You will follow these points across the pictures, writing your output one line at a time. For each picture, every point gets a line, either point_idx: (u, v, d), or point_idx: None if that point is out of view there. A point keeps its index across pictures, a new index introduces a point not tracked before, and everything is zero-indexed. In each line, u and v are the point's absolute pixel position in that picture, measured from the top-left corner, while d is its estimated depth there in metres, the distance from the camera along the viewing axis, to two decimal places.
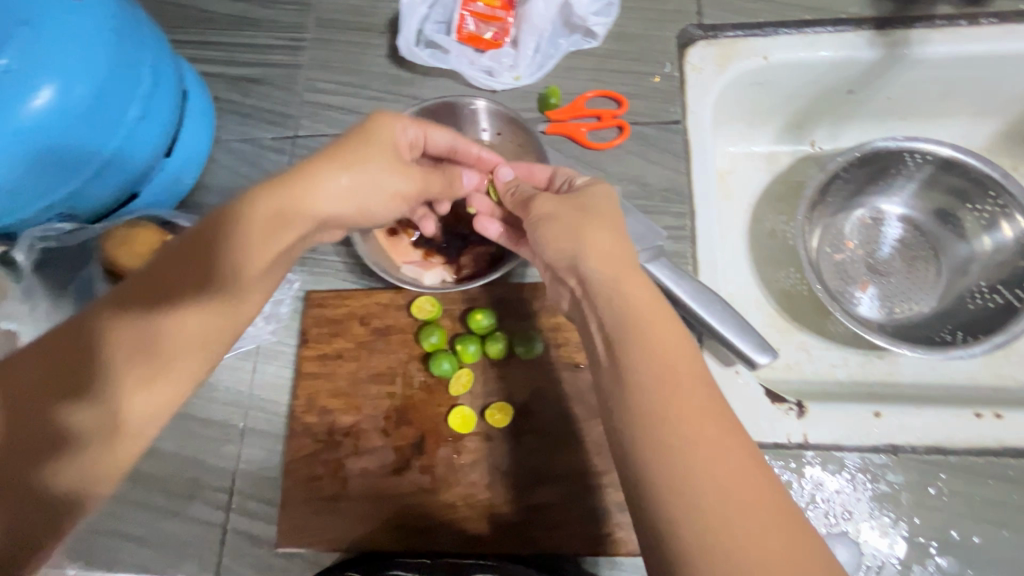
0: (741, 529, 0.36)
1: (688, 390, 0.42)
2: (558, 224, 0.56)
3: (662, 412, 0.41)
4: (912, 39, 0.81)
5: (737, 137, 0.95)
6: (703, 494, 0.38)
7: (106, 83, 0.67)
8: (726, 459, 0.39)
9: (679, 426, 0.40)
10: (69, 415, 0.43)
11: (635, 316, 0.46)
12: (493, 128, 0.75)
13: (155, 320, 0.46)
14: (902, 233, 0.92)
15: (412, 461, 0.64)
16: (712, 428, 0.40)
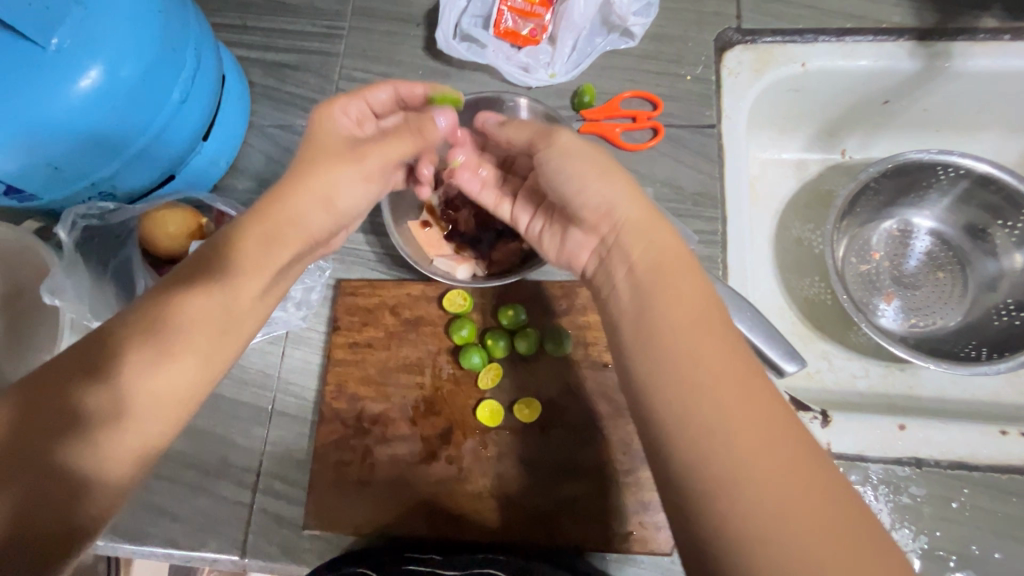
0: (780, 500, 0.36)
1: (711, 355, 0.41)
2: (581, 163, 0.53)
3: (688, 383, 0.41)
4: (954, 52, 0.81)
5: (768, 143, 0.95)
6: (733, 463, 0.38)
7: (153, 65, 0.68)
8: (756, 401, 0.40)
9: (709, 395, 0.40)
10: (86, 399, 0.44)
11: (662, 278, 0.46)
12: (531, 125, 0.76)
13: (169, 305, 0.49)
14: (931, 247, 0.92)
15: (440, 451, 0.65)
16: (744, 397, 0.40)
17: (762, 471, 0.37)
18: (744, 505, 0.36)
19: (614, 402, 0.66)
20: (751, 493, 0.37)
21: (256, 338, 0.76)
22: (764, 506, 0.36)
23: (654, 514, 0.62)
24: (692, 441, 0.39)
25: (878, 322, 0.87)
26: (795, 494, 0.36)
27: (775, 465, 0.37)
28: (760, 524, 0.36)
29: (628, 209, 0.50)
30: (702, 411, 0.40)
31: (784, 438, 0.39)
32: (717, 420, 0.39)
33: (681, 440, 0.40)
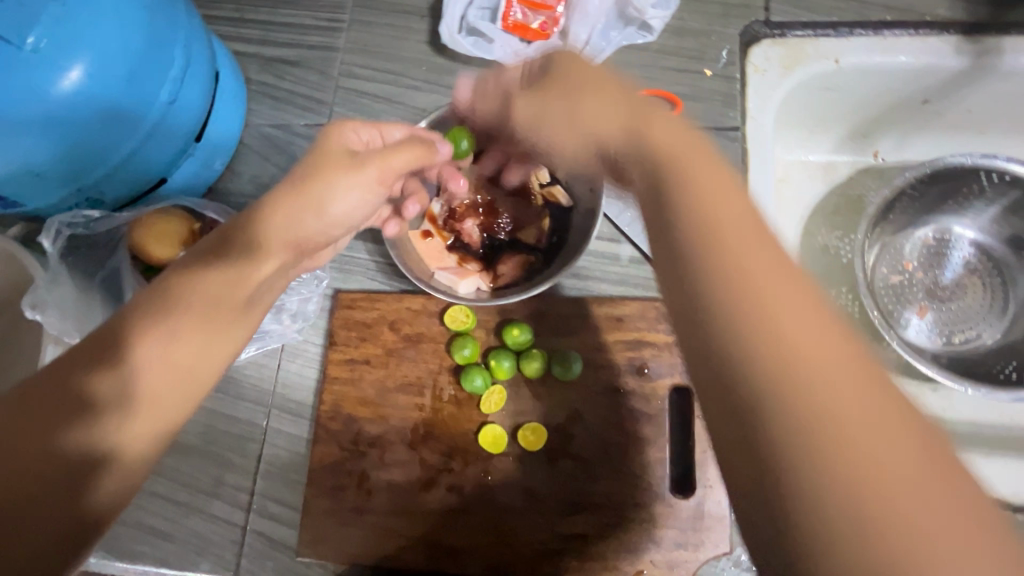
0: (920, 521, 0.26)
1: (785, 296, 0.31)
2: (593, 100, 0.46)
3: (770, 344, 0.30)
4: (1005, 48, 0.74)
5: (795, 144, 0.88)
6: (848, 448, 0.27)
7: (139, 65, 0.64)
8: (848, 394, 0.28)
9: (790, 344, 0.30)
10: (94, 380, 0.41)
11: (697, 206, 0.36)
12: None
13: (182, 285, 0.46)
14: (970, 258, 0.86)
15: (439, 478, 0.62)
16: (830, 355, 0.30)
17: (883, 467, 0.27)
18: (857, 482, 0.27)
19: (626, 429, 0.61)
20: (861, 490, 0.26)
21: (250, 351, 0.72)
22: (892, 519, 0.26)
23: (668, 552, 0.58)
24: (781, 411, 0.29)
25: (907, 337, 0.82)
26: (929, 499, 0.26)
27: (892, 456, 0.27)
28: (895, 563, 0.25)
29: (671, 144, 0.40)
30: (784, 340, 0.30)
31: (907, 435, 0.28)
32: (804, 360, 0.29)
33: (772, 430, 0.29)
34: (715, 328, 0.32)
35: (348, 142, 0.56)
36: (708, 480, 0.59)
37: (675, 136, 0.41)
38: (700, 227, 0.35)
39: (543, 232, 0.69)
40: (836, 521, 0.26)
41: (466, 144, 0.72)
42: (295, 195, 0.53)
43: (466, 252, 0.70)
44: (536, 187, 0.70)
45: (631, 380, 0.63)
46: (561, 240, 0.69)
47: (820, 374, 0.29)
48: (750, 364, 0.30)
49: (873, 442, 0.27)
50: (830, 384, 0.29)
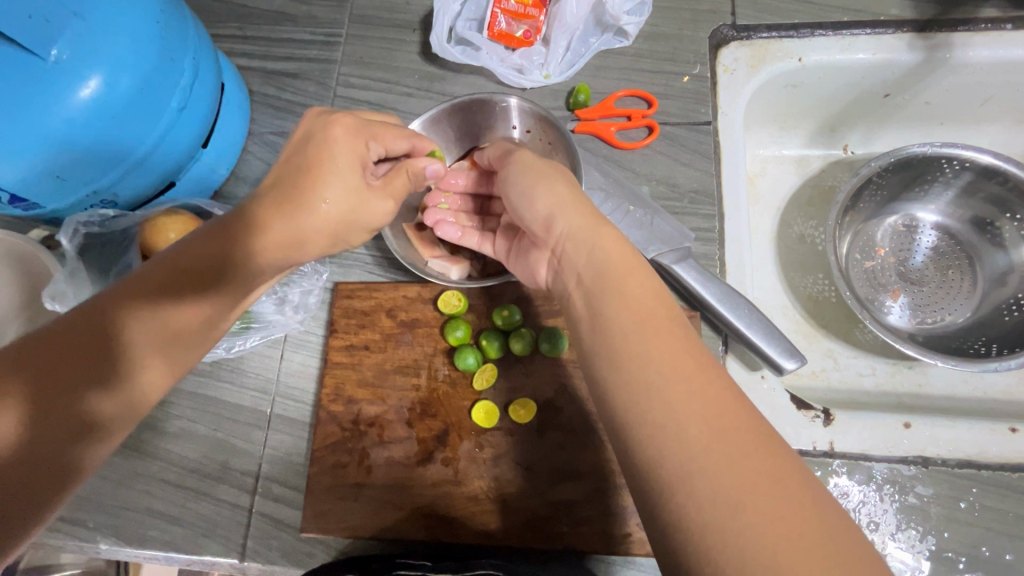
0: (761, 496, 0.35)
1: (664, 342, 0.43)
2: (534, 173, 0.59)
3: (655, 376, 0.42)
4: (955, 43, 0.79)
5: (767, 139, 0.94)
6: (713, 446, 0.37)
7: (152, 74, 0.69)
8: (710, 400, 0.40)
9: (667, 374, 0.41)
10: (95, 401, 0.47)
11: (608, 276, 0.49)
12: (523, 126, 0.75)
13: (170, 307, 0.51)
14: (937, 242, 0.90)
15: (435, 454, 0.65)
16: (699, 383, 0.41)
17: (736, 461, 0.37)
18: (715, 472, 0.36)
19: None
20: (721, 476, 0.36)
21: (254, 341, 0.76)
22: (739, 497, 0.35)
23: None
24: (662, 422, 0.39)
25: (883, 320, 0.86)
26: (765, 484, 0.36)
27: (740, 452, 0.37)
28: (753, 526, 0.34)
29: (573, 212, 0.54)
30: (663, 374, 0.41)
31: (751, 439, 0.38)
32: (673, 386, 0.41)
33: (659, 439, 0.39)
34: (620, 363, 0.44)
35: (362, 153, 0.57)
36: None
37: (589, 215, 0.54)
38: (608, 292, 0.48)
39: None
40: (699, 499, 0.36)
41: (454, 143, 0.78)
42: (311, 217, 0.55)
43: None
44: None
45: None
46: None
47: (687, 398, 0.40)
48: (638, 389, 0.42)
49: (727, 443, 0.37)
50: (695, 404, 0.39)
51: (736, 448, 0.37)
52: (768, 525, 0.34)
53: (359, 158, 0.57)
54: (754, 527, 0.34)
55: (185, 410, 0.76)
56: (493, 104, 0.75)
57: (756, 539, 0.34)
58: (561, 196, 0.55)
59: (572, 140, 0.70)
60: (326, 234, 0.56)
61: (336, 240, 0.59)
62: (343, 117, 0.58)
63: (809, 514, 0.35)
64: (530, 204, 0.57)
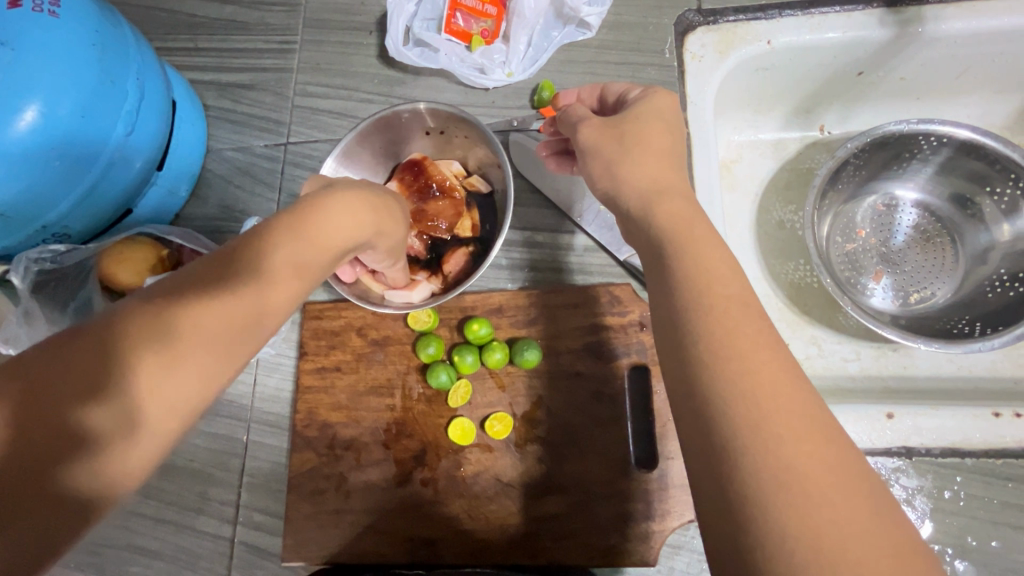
0: (814, 481, 0.33)
1: (754, 341, 0.38)
2: (603, 150, 0.51)
3: (732, 368, 0.37)
4: (926, 16, 0.77)
5: (742, 124, 0.91)
6: (785, 460, 0.34)
7: (92, 99, 0.66)
8: (803, 427, 0.35)
9: (761, 390, 0.36)
10: (86, 411, 0.35)
11: (695, 269, 0.42)
12: (436, 127, 0.72)
13: (171, 301, 0.39)
14: (918, 220, 0.89)
15: (414, 474, 0.64)
16: (789, 409, 0.36)
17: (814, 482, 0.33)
18: (803, 510, 0.32)
19: (590, 410, 0.64)
20: (812, 512, 0.32)
21: None
22: (821, 492, 0.33)
23: (636, 525, 0.60)
24: (741, 410, 0.36)
25: (865, 303, 0.85)
26: (844, 497, 0.33)
27: (793, 395, 0.36)
28: (829, 552, 0.31)
29: (639, 200, 0.48)
30: (746, 354, 0.38)
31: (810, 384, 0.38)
32: (755, 346, 0.38)
33: (718, 404, 0.37)
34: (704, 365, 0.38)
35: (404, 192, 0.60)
36: (669, 452, 0.62)
37: (692, 211, 0.47)
38: (710, 301, 0.40)
39: (475, 222, 0.74)
40: (786, 531, 0.32)
41: (378, 162, 0.75)
42: (377, 198, 0.53)
43: (413, 264, 0.73)
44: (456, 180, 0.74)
45: (590, 364, 0.65)
46: (493, 224, 0.74)
47: (769, 404, 0.36)
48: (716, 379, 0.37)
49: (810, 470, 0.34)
50: (764, 384, 0.36)
51: (805, 454, 0.34)
52: (810, 494, 0.33)
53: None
54: (802, 478, 0.33)
55: None
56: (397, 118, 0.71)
57: (793, 500, 0.33)
58: (659, 178, 0.49)
59: (485, 127, 0.67)
60: (383, 222, 0.53)
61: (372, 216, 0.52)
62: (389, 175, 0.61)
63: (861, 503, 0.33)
64: (645, 170, 0.49)
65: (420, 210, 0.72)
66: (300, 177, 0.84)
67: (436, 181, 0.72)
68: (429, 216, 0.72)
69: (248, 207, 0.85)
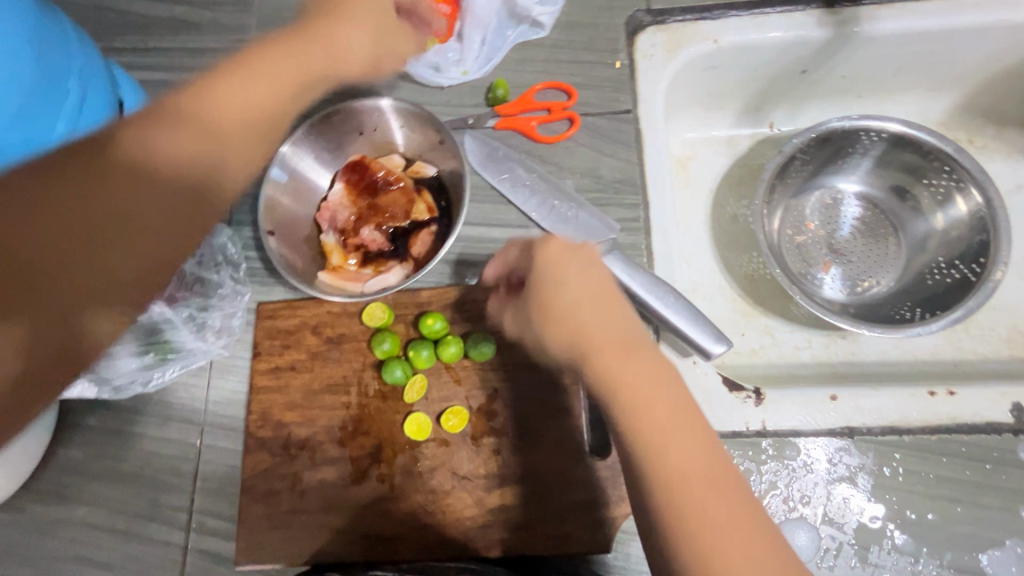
0: (717, 522, 0.45)
1: (681, 453, 0.47)
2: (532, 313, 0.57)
3: (648, 440, 0.48)
4: (861, 16, 0.80)
5: (694, 122, 0.94)
6: (692, 512, 0.46)
7: (31, 97, 0.64)
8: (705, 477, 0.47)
9: (672, 453, 0.47)
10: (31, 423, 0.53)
11: (607, 355, 0.51)
12: (371, 124, 0.74)
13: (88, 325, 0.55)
14: (862, 212, 0.93)
15: (370, 471, 0.64)
16: (697, 466, 0.47)
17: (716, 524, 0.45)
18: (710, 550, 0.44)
19: (546, 402, 0.64)
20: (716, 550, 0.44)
21: (175, 371, 0.72)
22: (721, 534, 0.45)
23: (592, 513, 0.61)
24: (685, 511, 0.46)
25: (817, 293, 0.88)
26: (739, 531, 0.45)
27: (696, 450, 0.48)
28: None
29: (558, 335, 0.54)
30: (659, 428, 0.48)
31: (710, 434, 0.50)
32: (684, 448, 0.48)
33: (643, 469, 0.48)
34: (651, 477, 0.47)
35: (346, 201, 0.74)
36: None
37: (611, 312, 0.54)
38: (642, 427, 0.48)
39: (429, 203, 0.73)
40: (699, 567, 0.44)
41: (325, 164, 0.75)
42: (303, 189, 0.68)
43: (380, 257, 0.73)
44: (400, 171, 0.75)
45: None
46: (447, 199, 0.74)
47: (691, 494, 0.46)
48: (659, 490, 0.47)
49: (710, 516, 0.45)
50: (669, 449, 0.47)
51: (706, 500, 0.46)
52: (715, 535, 0.45)
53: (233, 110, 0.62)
54: (721, 546, 0.44)
55: (107, 448, 0.72)
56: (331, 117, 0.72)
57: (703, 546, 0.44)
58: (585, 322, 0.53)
59: (425, 108, 0.70)
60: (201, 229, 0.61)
61: (250, 155, 0.64)
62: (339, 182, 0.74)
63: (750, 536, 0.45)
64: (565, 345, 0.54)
65: (373, 205, 0.73)
66: None
67: (379, 175, 0.73)
68: (381, 209, 0.73)
69: None
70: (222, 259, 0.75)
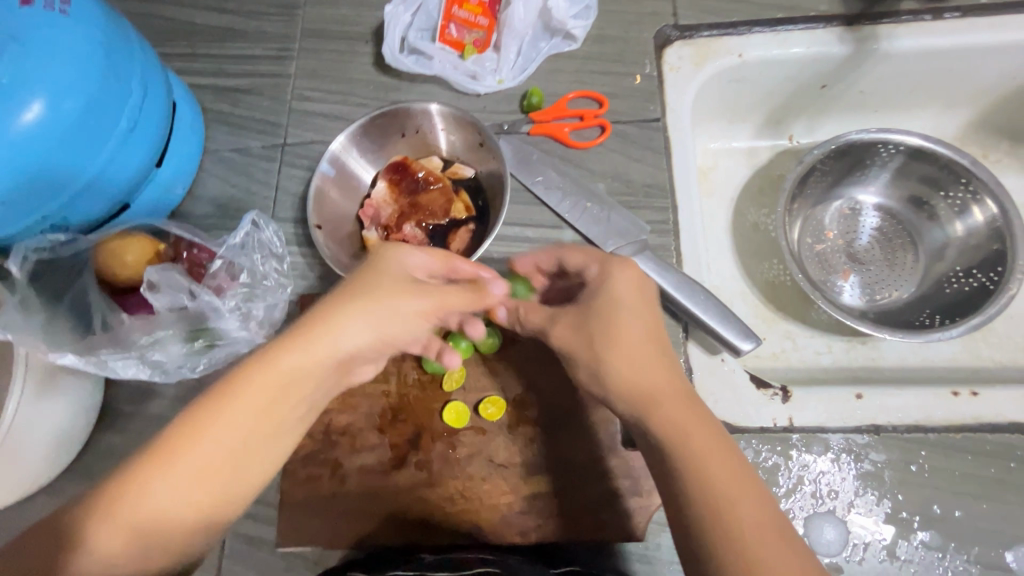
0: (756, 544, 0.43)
1: (738, 502, 0.45)
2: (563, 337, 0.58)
3: (678, 443, 0.48)
4: (881, 35, 0.84)
5: (717, 133, 0.98)
6: (730, 526, 0.44)
7: (96, 96, 0.67)
8: (735, 488, 0.46)
9: (699, 456, 0.47)
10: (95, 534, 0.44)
11: (629, 363, 0.53)
12: (412, 128, 0.78)
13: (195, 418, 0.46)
14: (880, 222, 0.95)
15: (409, 458, 0.66)
16: (724, 471, 0.46)
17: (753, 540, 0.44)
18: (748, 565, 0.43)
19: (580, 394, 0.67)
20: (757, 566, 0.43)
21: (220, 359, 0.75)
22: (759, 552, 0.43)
23: (625, 502, 0.63)
24: (750, 572, 0.43)
25: (837, 300, 0.90)
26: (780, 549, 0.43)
27: (725, 457, 0.47)
28: None
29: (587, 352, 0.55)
30: (685, 432, 0.49)
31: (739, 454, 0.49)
32: (735, 499, 0.45)
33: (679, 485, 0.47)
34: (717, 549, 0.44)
35: (400, 261, 0.56)
36: None
37: (637, 327, 0.55)
38: (712, 496, 0.46)
39: (468, 202, 0.77)
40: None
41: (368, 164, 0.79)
42: (353, 317, 0.51)
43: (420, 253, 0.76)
44: (440, 171, 0.78)
45: None
46: (484, 199, 0.78)
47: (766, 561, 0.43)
48: (723, 546, 0.44)
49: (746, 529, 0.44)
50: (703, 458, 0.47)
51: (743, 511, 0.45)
52: (752, 549, 0.43)
53: (376, 344, 0.53)
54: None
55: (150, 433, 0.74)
56: (377, 119, 0.76)
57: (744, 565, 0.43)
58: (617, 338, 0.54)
59: (466, 110, 0.74)
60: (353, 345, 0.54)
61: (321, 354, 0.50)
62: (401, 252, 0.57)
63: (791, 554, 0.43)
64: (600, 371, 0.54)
65: (413, 203, 0.76)
66: (295, 176, 0.87)
67: (420, 175, 0.77)
68: (422, 207, 0.76)
69: (245, 206, 0.87)
70: (267, 252, 0.78)
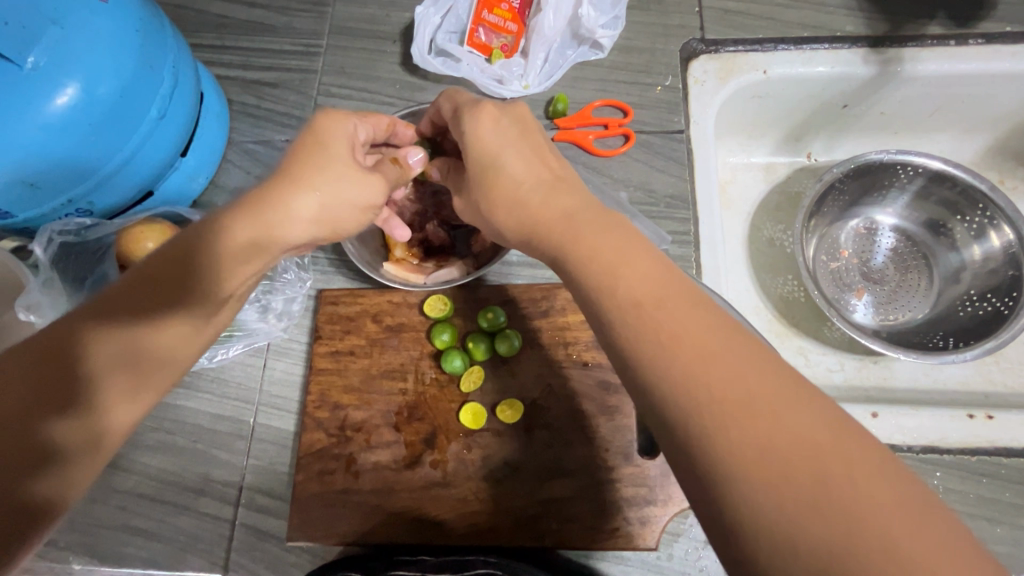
0: (782, 436, 0.32)
1: (746, 379, 0.35)
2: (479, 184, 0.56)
3: (653, 329, 0.38)
4: (905, 57, 0.85)
5: (737, 148, 0.98)
6: (739, 418, 0.33)
7: (130, 83, 0.68)
8: (741, 371, 0.35)
9: (683, 337, 0.37)
10: (53, 429, 0.40)
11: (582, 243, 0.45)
12: None
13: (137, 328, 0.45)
14: (895, 243, 0.96)
15: (424, 456, 0.66)
16: (723, 352, 0.36)
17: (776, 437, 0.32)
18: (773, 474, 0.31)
19: (597, 400, 0.67)
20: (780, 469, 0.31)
21: (237, 350, 0.75)
22: (786, 449, 0.32)
23: (639, 510, 0.63)
24: (798, 494, 0.31)
25: (851, 318, 0.90)
26: (828, 456, 0.31)
27: (725, 340, 0.37)
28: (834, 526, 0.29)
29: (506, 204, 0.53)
30: (654, 313, 0.39)
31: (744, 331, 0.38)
32: (734, 378, 0.35)
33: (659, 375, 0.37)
34: (705, 441, 0.34)
35: (347, 134, 0.58)
36: None
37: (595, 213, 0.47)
38: (695, 380, 0.35)
39: None
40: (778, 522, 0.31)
41: None
42: (299, 195, 0.54)
43: (442, 253, 0.77)
44: None
45: (597, 354, 0.69)
46: None
47: (788, 454, 0.32)
48: (718, 444, 0.33)
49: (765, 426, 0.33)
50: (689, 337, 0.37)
51: (769, 411, 0.33)
52: (775, 451, 0.32)
53: (320, 223, 0.55)
54: (909, 553, 0.28)
55: (163, 421, 0.74)
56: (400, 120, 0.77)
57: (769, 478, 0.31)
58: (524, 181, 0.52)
59: None
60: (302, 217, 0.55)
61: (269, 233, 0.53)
62: (333, 114, 0.59)
63: (837, 445, 0.32)
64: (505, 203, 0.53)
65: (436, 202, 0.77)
66: None
67: None
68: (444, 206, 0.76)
69: None
70: None
